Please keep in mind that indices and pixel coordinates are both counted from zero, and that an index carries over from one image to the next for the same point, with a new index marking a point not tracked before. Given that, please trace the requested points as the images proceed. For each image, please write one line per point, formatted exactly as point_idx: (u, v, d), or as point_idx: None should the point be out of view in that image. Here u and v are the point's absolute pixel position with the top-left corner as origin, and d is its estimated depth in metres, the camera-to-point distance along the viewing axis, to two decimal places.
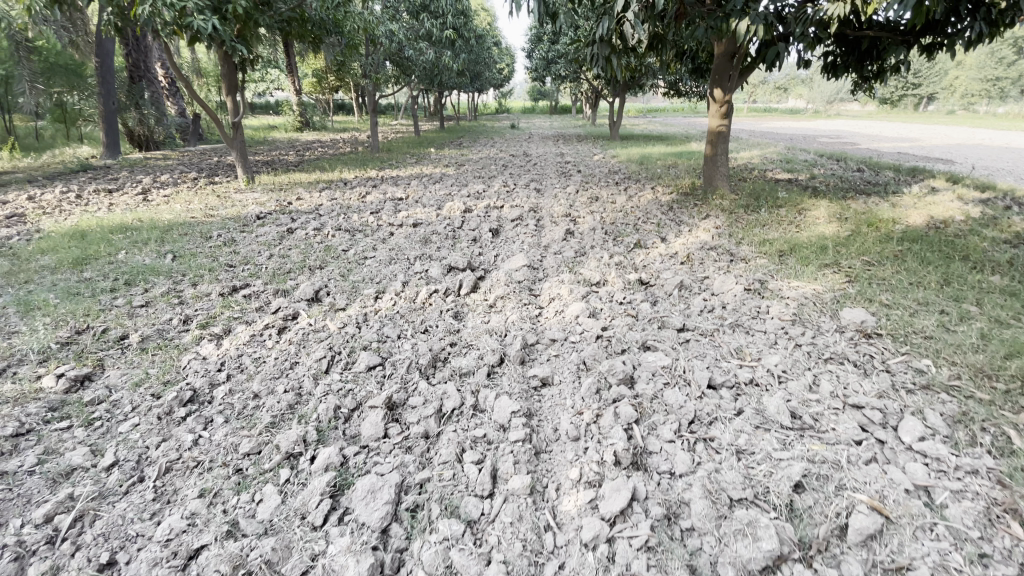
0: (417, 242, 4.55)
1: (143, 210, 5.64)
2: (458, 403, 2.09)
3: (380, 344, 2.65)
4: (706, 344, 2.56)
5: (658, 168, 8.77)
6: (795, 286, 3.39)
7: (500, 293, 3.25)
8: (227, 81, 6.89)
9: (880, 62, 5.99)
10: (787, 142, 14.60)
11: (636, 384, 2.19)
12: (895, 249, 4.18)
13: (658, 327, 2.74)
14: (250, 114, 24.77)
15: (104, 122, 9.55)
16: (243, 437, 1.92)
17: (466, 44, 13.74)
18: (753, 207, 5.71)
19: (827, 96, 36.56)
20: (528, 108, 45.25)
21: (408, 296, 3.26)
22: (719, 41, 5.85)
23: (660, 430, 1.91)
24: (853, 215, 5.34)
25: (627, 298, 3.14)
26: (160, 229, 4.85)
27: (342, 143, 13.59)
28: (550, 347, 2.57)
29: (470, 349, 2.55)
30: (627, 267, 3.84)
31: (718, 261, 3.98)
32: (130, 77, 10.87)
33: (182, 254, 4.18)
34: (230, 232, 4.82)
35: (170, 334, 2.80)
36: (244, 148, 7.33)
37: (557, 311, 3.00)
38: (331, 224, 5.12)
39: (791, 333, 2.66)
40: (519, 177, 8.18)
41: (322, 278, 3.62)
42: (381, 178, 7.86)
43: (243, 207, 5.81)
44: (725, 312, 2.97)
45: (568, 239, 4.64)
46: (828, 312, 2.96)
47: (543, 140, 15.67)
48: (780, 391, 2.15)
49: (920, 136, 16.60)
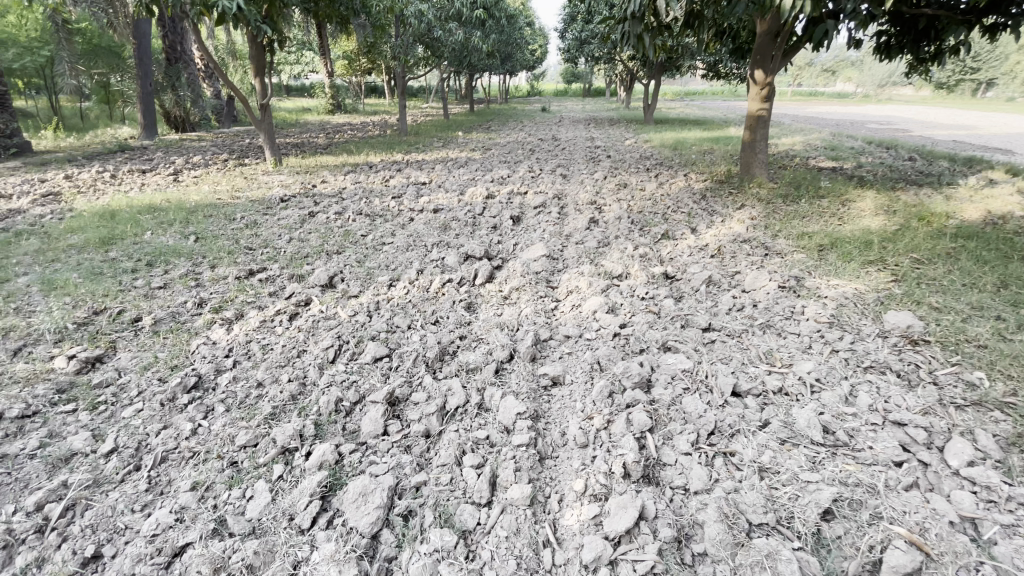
0: (437, 229, 4.46)
1: (172, 191, 5.73)
2: (462, 401, 1.99)
3: (389, 334, 2.57)
4: (732, 346, 2.38)
5: (692, 154, 8.42)
6: (835, 285, 3.15)
7: (516, 284, 3.14)
8: (255, 62, 6.90)
9: (938, 42, 5.51)
10: (832, 128, 13.84)
11: (653, 389, 2.04)
12: (949, 246, 3.85)
13: (680, 326, 2.57)
14: (284, 96, 25.17)
15: (141, 104, 9.80)
16: (240, 429, 1.89)
17: (497, 25, 13.47)
18: (792, 197, 5.37)
19: (878, 80, 34.38)
20: (561, 90, 44.41)
21: (422, 284, 3.18)
22: (763, 19, 5.47)
23: (675, 441, 1.77)
24: (902, 208, 4.97)
25: (650, 293, 2.97)
26: (186, 210, 4.91)
27: (371, 126, 13.59)
28: (565, 343, 2.45)
29: (480, 343, 2.44)
30: (652, 260, 3.65)
31: (751, 256, 3.75)
32: (167, 59, 11.17)
33: (204, 236, 4.21)
34: (254, 214, 4.85)
35: (183, 318, 2.81)
36: (272, 130, 7.36)
37: (573, 305, 2.86)
38: (353, 207, 5.09)
39: (827, 337, 2.46)
40: (546, 162, 7.97)
41: (338, 264, 3.57)
42: (406, 162, 7.80)
43: (268, 189, 5.84)
44: (755, 311, 2.77)
45: (592, 228, 4.47)
46: (870, 315, 2.73)
47: (573, 123, 15.30)
48: (811, 402, 1.98)
49: (978, 122, 15.52)
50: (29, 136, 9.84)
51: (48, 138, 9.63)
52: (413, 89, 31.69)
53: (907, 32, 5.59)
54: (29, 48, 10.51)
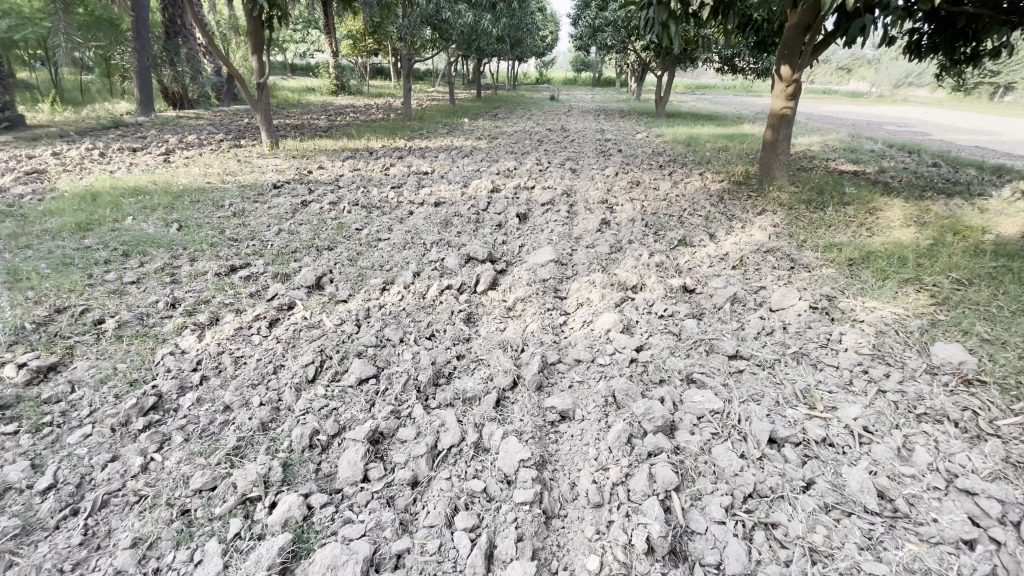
0: (437, 225, 4.17)
1: (162, 172, 5.42)
2: (457, 440, 1.72)
3: (378, 350, 2.29)
4: (765, 382, 2.12)
5: (706, 151, 8.10)
6: (871, 307, 2.87)
7: (520, 293, 2.86)
8: (253, 41, 6.54)
9: (976, 43, 5.14)
10: (848, 128, 13.43)
11: (677, 435, 1.78)
12: (991, 265, 3.56)
13: (705, 353, 2.31)
14: (288, 76, 24.70)
15: (138, 78, 9.43)
16: (197, 468, 1.62)
17: (507, 9, 13.03)
18: (816, 204, 5.07)
19: (895, 79, 33.68)
20: (570, 78, 43.62)
21: (417, 289, 2.89)
22: (794, 10, 5.11)
23: (705, 505, 1.51)
24: (934, 219, 4.67)
25: (669, 310, 2.69)
26: (172, 194, 4.61)
27: (375, 109, 13.24)
28: (575, 367, 2.18)
29: (479, 365, 2.16)
30: (669, 270, 3.37)
31: (776, 269, 3.46)
32: (165, 31, 10.74)
33: (188, 224, 3.92)
34: (244, 201, 4.55)
35: (152, 320, 2.54)
36: (269, 111, 7.01)
37: (584, 322, 2.59)
38: (350, 197, 4.80)
39: (871, 374, 2.18)
40: (555, 154, 7.65)
41: (328, 261, 3.29)
42: (409, 149, 7.49)
43: (261, 174, 5.55)
44: (787, 337, 2.49)
45: (603, 230, 4.18)
46: (915, 347, 2.46)
47: (582, 113, 14.87)
48: (861, 458, 1.71)
49: (995, 127, 15.22)
50: (24, 108, 9.53)
51: (42, 111, 9.33)
52: (420, 72, 31.08)
53: (943, 31, 5.19)
54: (29, 19, 10.16)
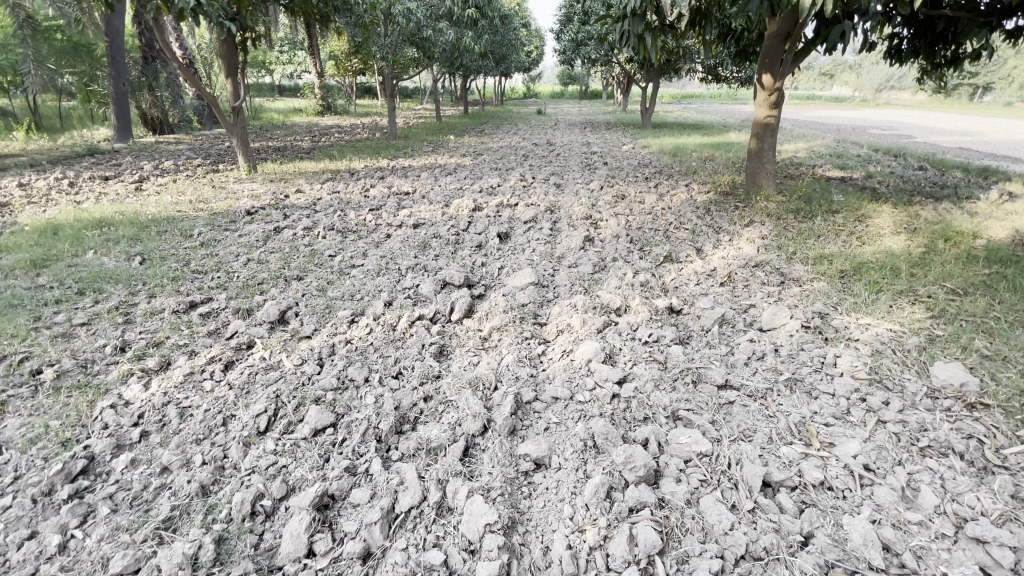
0: (414, 248, 4.02)
1: (131, 201, 5.25)
2: (416, 500, 1.55)
3: (338, 392, 2.11)
4: (757, 415, 1.95)
5: (693, 161, 8.03)
6: (866, 324, 2.73)
7: (496, 321, 2.69)
8: (227, 64, 6.41)
9: (956, 46, 5.12)
10: (833, 133, 13.48)
11: (662, 485, 1.61)
12: (985, 273, 3.44)
13: (692, 384, 2.14)
14: (275, 97, 24.70)
15: (115, 104, 9.30)
16: (120, 547, 1.45)
17: (490, 25, 13.05)
18: (804, 212, 4.97)
19: (877, 83, 34.21)
20: (557, 92, 44.00)
21: (386, 320, 2.72)
22: (773, 19, 5.06)
23: (690, 571, 1.34)
24: (924, 225, 4.57)
25: (654, 335, 2.53)
26: (138, 225, 4.43)
27: (361, 129, 13.16)
28: (553, 405, 2.01)
29: (448, 408, 1.99)
30: (654, 290, 3.22)
31: (766, 284, 3.32)
32: (143, 57, 10.64)
33: (151, 257, 3.75)
34: (213, 230, 4.39)
35: (97, 368, 2.36)
36: (245, 134, 6.87)
37: (564, 351, 2.42)
38: (326, 221, 4.64)
39: (869, 402, 2.03)
40: (540, 169, 7.54)
41: (295, 293, 3.11)
42: (391, 169, 7.36)
43: (236, 200, 5.39)
44: (779, 362, 2.34)
45: (587, 248, 4.04)
46: (913, 367, 2.31)
47: (570, 127, 14.87)
48: (863, 504, 1.55)
49: (977, 128, 15.38)
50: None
51: (16, 139, 9.19)
52: (408, 89, 31.21)
53: (923, 35, 5.15)
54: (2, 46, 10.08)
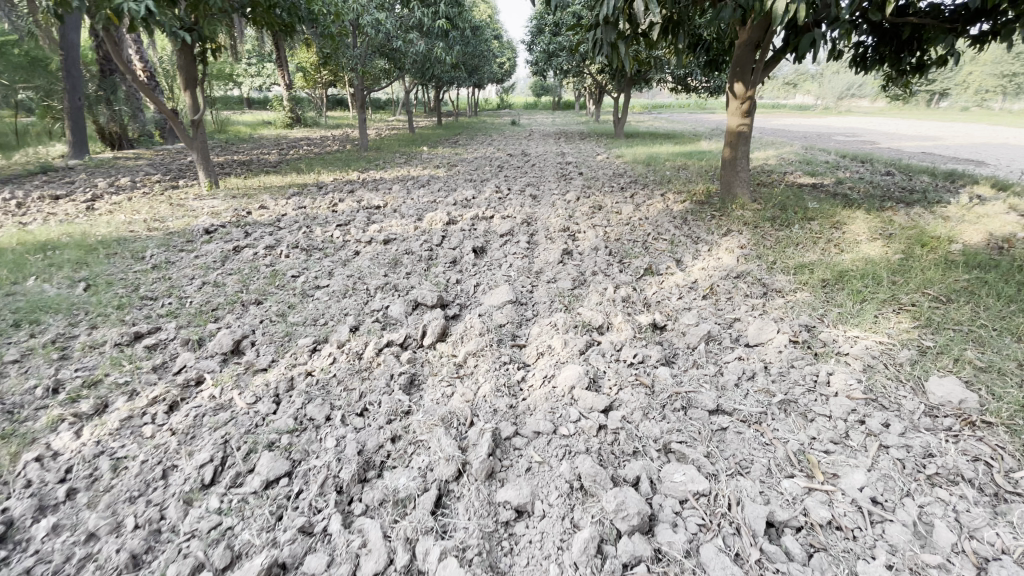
0: (384, 265, 3.81)
1: (80, 222, 4.90)
2: (382, 565, 1.36)
3: (295, 436, 1.90)
4: (753, 444, 1.82)
5: (667, 170, 8.03)
6: (854, 337, 2.64)
7: (472, 346, 2.50)
8: (185, 76, 6.10)
9: (921, 54, 5.21)
10: (800, 141, 13.81)
11: (657, 534, 1.45)
12: (966, 279, 3.43)
13: (682, 410, 2.00)
14: (243, 110, 24.10)
15: (70, 119, 8.84)
16: None
17: (462, 36, 12.92)
18: (781, 220, 4.95)
19: (838, 91, 35.51)
20: (531, 103, 44.36)
21: (352, 347, 2.50)
22: (743, 27, 5.05)
23: None
24: (899, 231, 4.58)
25: (639, 356, 2.38)
26: (86, 247, 4.10)
27: (331, 141, 12.86)
28: (534, 441, 1.84)
29: (418, 448, 1.80)
30: (636, 305, 3.09)
31: (750, 296, 3.22)
32: (100, 69, 10.16)
33: (97, 283, 3.45)
34: (168, 251, 4.10)
35: (23, 413, 2.09)
36: (207, 148, 6.56)
37: (545, 377, 2.24)
38: (290, 239, 4.40)
39: (868, 425, 1.94)
40: (515, 180, 7.41)
41: (254, 319, 2.88)
42: (361, 182, 7.12)
43: (195, 217, 5.09)
44: (771, 382, 2.22)
45: (565, 262, 3.89)
46: (908, 383, 2.23)
47: (544, 137, 14.85)
48: (876, 546, 1.43)
49: (937, 133, 15.95)
50: None
51: None
52: (381, 101, 30.91)
53: (888, 41, 5.23)
54: None
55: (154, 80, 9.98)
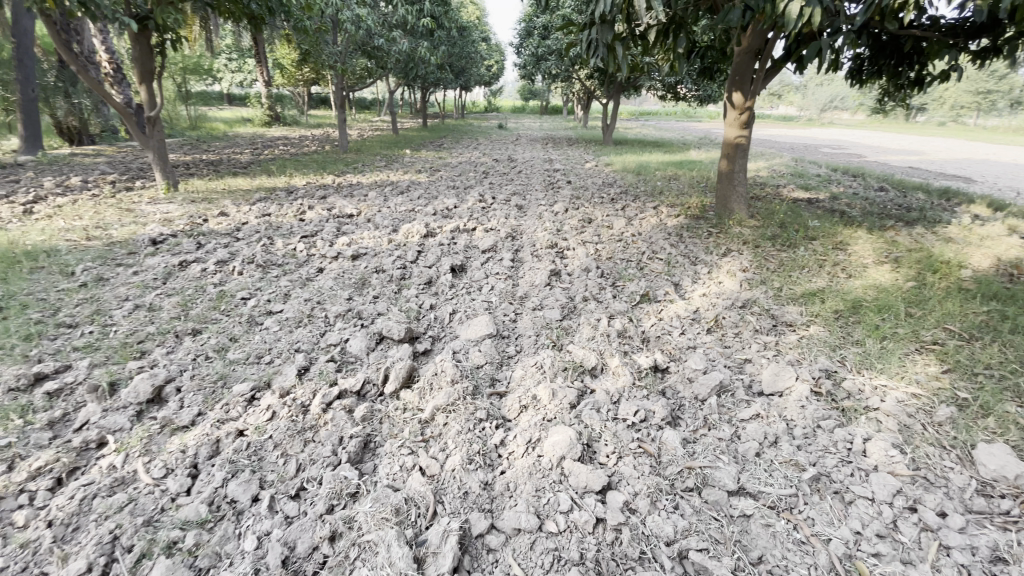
0: (348, 286, 3.39)
1: (11, 228, 4.36)
2: None
3: (207, 531, 1.48)
4: (786, 544, 1.48)
5: (658, 181, 7.74)
6: (881, 386, 2.30)
7: (441, 398, 2.08)
8: (139, 67, 5.58)
9: (920, 68, 4.95)
10: (790, 152, 13.73)
11: None
12: (986, 311, 3.13)
13: (697, 493, 1.64)
14: (222, 107, 23.37)
15: (22, 112, 8.19)
16: None
17: (448, 37, 12.52)
18: (782, 239, 4.65)
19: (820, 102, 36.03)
20: (518, 108, 44.22)
21: (296, 398, 2.07)
22: (744, 33, 4.75)
23: None
24: (905, 253, 4.30)
25: (640, 414, 2.01)
26: (7, 259, 3.59)
27: (310, 141, 12.35)
28: (513, 541, 1.46)
29: (365, 552, 1.40)
30: (633, 342, 2.71)
31: (758, 331, 2.87)
32: (59, 60, 9.51)
33: (8, 304, 2.94)
34: (104, 266, 3.60)
35: None
36: (164, 148, 6.04)
37: (529, 442, 1.84)
38: (248, 252, 3.94)
39: (920, 514, 1.60)
40: (500, 188, 7.02)
41: (186, 356, 2.43)
42: (336, 187, 6.67)
43: (144, 225, 4.60)
44: (797, 450, 1.86)
45: (553, 285, 3.51)
46: (952, 449, 1.89)
47: (532, 142, 14.53)
48: None
49: (921, 147, 16.04)
50: None
51: None
52: (365, 101, 30.31)
53: (886, 55, 4.94)
54: None
55: (120, 72, 9.37)
